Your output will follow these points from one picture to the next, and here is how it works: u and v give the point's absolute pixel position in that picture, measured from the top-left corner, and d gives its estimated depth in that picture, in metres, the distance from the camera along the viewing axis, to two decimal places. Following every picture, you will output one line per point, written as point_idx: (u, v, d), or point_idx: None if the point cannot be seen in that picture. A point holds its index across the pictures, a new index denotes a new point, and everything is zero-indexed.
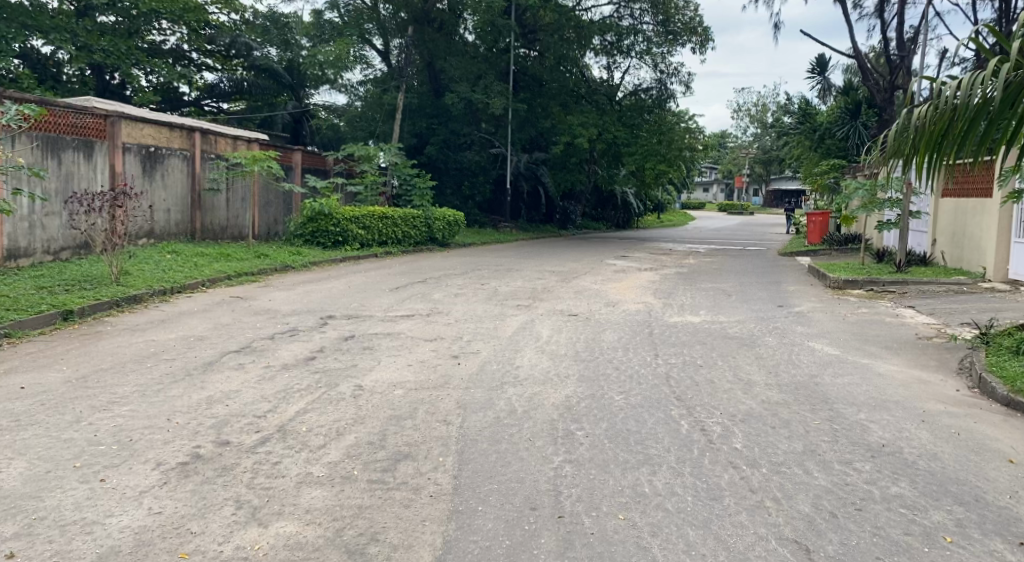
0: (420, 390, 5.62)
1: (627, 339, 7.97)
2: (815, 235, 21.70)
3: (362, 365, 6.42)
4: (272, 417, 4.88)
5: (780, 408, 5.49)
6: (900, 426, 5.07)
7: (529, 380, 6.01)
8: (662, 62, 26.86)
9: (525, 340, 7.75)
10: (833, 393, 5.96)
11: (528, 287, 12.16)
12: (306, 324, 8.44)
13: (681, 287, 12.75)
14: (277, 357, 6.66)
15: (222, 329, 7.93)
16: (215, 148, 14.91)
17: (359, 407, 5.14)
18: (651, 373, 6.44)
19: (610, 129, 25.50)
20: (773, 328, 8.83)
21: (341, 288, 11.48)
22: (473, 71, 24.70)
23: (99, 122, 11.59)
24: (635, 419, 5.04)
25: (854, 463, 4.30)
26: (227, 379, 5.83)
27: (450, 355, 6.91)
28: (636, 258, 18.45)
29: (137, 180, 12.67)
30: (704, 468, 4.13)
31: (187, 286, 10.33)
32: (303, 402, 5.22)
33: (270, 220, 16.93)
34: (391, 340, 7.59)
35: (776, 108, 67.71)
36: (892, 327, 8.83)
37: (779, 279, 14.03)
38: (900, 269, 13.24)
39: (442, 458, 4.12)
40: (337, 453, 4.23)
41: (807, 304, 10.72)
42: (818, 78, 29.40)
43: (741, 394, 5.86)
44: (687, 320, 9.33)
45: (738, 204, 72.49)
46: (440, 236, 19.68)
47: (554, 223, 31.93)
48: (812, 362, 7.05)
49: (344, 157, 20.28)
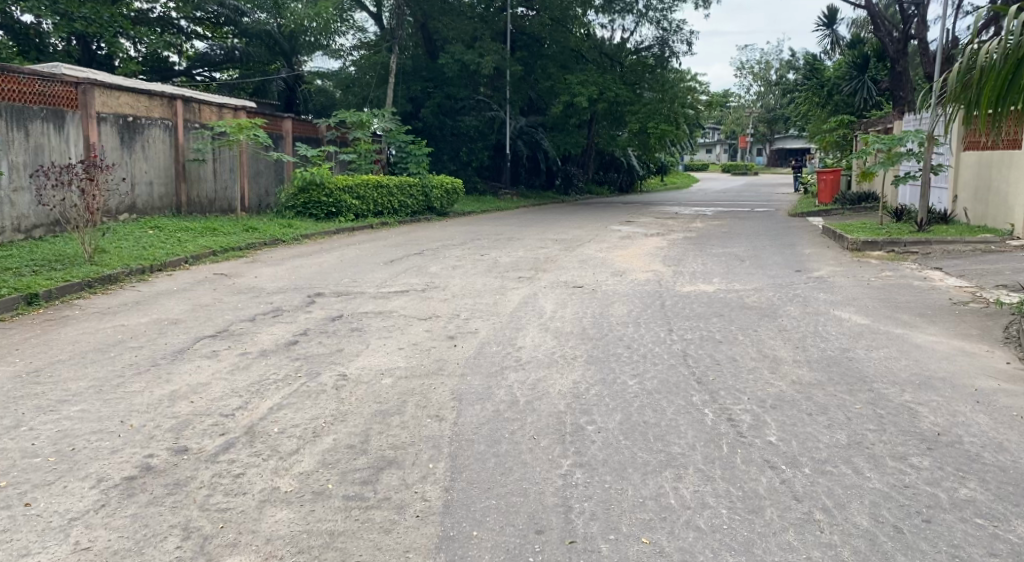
0: (412, 378, 5.03)
1: (638, 313, 7.36)
2: (826, 194, 20.59)
3: (349, 350, 5.83)
4: (240, 415, 4.30)
5: (814, 390, 4.90)
6: (954, 410, 4.49)
7: (532, 363, 5.43)
8: (663, 18, 25.84)
9: (527, 316, 7.16)
10: (869, 370, 5.38)
11: (530, 257, 11.54)
12: (292, 302, 7.86)
13: (691, 253, 12.09)
14: (255, 342, 6.07)
15: (200, 311, 7.34)
16: (200, 116, 14.15)
17: (342, 400, 4.55)
18: (665, 352, 5.83)
19: (613, 88, 24.46)
20: (794, 296, 8.21)
21: (333, 262, 10.86)
22: (469, 31, 23.74)
23: (70, 90, 10.89)
24: (652, 409, 4.45)
25: (910, 459, 3.74)
26: (198, 370, 5.26)
27: (446, 336, 6.31)
28: (640, 223, 17.78)
29: (114, 151, 11.99)
30: (737, 471, 3.55)
31: (167, 264, 9.71)
32: (279, 397, 4.64)
33: (260, 191, 16.24)
34: (382, 320, 7.01)
35: (779, 67, 66.43)
36: (923, 291, 8.20)
37: (794, 242, 13.33)
38: (921, 228, 12.54)
39: (432, 465, 3.55)
40: (311, 461, 3.65)
41: (825, 268, 10.08)
42: (826, 31, 28.40)
43: (768, 374, 5.27)
44: (699, 289, 8.71)
45: (741, 165, 71.38)
46: (438, 205, 19.00)
47: (555, 188, 31.14)
48: (842, 334, 6.43)
49: (336, 125, 19.50)
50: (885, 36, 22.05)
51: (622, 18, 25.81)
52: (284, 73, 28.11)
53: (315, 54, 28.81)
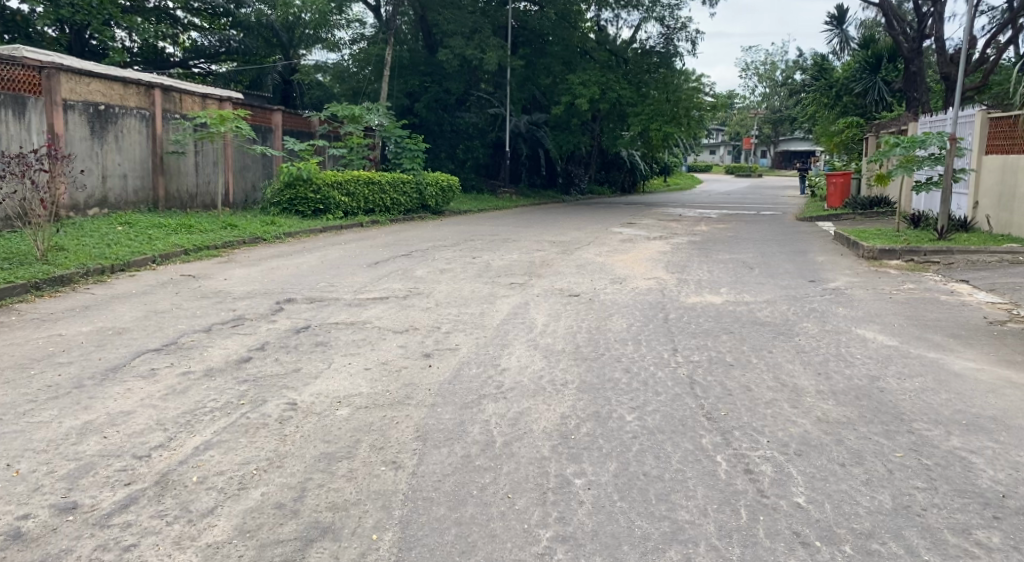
0: (372, 409, 4.30)
1: (638, 328, 6.62)
2: (837, 197, 19.80)
3: (308, 371, 5.08)
4: (158, 457, 3.55)
5: (843, 431, 4.16)
6: (1015, 462, 3.75)
7: (515, 391, 4.67)
8: (669, 15, 25.07)
9: (516, 330, 6.43)
10: (905, 405, 4.62)
11: (524, 260, 10.84)
12: (257, 310, 7.12)
13: (696, 259, 11.35)
14: (203, 359, 5.33)
15: (153, 319, 6.58)
16: (180, 107, 13.42)
17: (282, 439, 3.82)
18: (668, 378, 5.09)
19: (615, 86, 23.66)
20: (810, 310, 7.48)
21: (313, 263, 10.16)
22: (469, 24, 22.86)
23: (31, 75, 10.21)
24: (653, 455, 3.72)
25: (975, 532, 3.01)
26: (127, 393, 4.53)
27: (421, 354, 5.57)
28: (642, 225, 17.02)
29: (82, 142, 11.27)
30: (760, 551, 2.83)
31: (131, 264, 8.97)
32: (211, 432, 3.90)
33: (245, 186, 15.51)
34: (352, 332, 6.28)
35: (786, 69, 65.85)
36: (951, 308, 7.45)
37: (806, 249, 12.56)
38: (943, 236, 11.73)
39: (376, 535, 2.86)
40: (226, 526, 2.92)
41: (842, 279, 9.32)
42: (835, 30, 27.64)
43: (788, 409, 4.52)
44: (707, 301, 7.96)
45: (745, 166, 70.55)
46: (433, 204, 18.28)
47: (557, 187, 30.40)
48: (868, 358, 5.69)
49: (329, 118, 18.72)
50: (898, 33, 21.23)
51: (628, 14, 25.07)
52: (280, 65, 27.03)
53: (315, 48, 27.53)
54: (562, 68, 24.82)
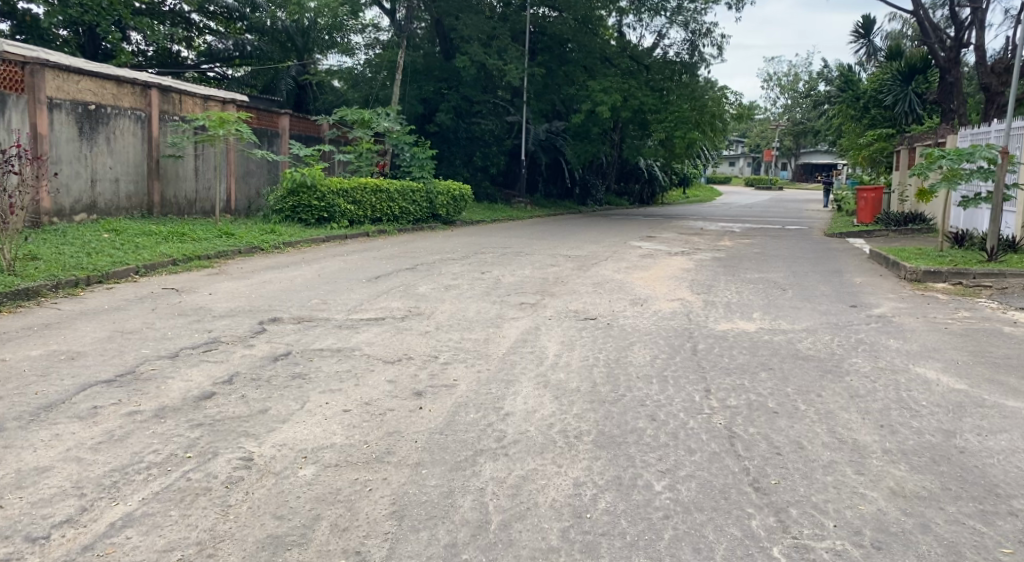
0: (343, 469, 3.52)
1: (663, 361, 5.77)
2: (867, 213, 18.81)
3: (275, 413, 4.30)
4: (57, 540, 2.79)
5: (928, 510, 3.31)
6: None
7: (520, 447, 3.86)
8: (693, 20, 24.13)
9: (524, 362, 5.62)
10: (997, 474, 3.76)
11: (537, 277, 10.05)
12: (236, 331, 6.37)
13: (723, 277, 10.50)
14: (158, 395, 4.56)
15: (116, 342, 5.82)
16: (179, 109, 12.80)
17: (224, 513, 3.04)
18: (703, 430, 4.25)
19: (637, 93, 22.79)
20: (857, 341, 6.64)
21: (309, 276, 9.42)
22: (487, 29, 22.18)
23: (12, 71, 9.66)
24: (692, 546, 2.91)
25: None
26: (52, 441, 3.76)
27: (411, 392, 4.76)
28: (663, 239, 16.15)
29: (70, 144, 10.66)
30: None
31: (110, 275, 8.29)
32: (138, 500, 3.12)
33: (249, 192, 14.81)
34: (337, 362, 5.50)
35: (809, 82, 64.82)
36: (1019, 343, 6.55)
37: (842, 269, 11.65)
38: (992, 258, 10.76)
39: None
40: None
41: (888, 305, 8.42)
42: (862, 41, 26.71)
43: (854, 477, 3.68)
44: (738, 328, 7.12)
45: (767, 179, 69.19)
46: (444, 213, 17.53)
47: (574, 198, 29.60)
48: (936, 406, 4.83)
49: (338, 123, 18.02)
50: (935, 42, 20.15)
51: (650, 18, 24.19)
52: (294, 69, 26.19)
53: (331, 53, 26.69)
54: (583, 76, 24.10)
